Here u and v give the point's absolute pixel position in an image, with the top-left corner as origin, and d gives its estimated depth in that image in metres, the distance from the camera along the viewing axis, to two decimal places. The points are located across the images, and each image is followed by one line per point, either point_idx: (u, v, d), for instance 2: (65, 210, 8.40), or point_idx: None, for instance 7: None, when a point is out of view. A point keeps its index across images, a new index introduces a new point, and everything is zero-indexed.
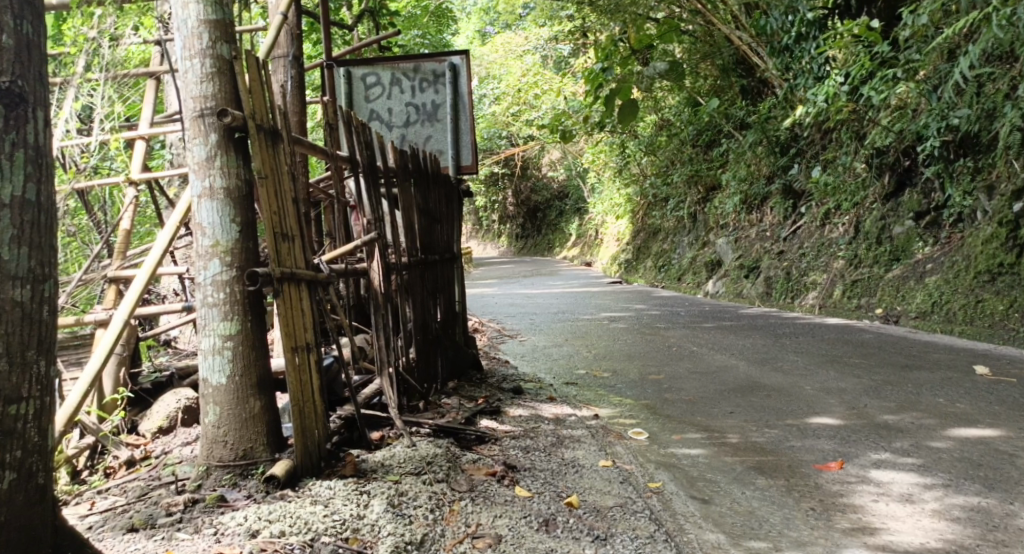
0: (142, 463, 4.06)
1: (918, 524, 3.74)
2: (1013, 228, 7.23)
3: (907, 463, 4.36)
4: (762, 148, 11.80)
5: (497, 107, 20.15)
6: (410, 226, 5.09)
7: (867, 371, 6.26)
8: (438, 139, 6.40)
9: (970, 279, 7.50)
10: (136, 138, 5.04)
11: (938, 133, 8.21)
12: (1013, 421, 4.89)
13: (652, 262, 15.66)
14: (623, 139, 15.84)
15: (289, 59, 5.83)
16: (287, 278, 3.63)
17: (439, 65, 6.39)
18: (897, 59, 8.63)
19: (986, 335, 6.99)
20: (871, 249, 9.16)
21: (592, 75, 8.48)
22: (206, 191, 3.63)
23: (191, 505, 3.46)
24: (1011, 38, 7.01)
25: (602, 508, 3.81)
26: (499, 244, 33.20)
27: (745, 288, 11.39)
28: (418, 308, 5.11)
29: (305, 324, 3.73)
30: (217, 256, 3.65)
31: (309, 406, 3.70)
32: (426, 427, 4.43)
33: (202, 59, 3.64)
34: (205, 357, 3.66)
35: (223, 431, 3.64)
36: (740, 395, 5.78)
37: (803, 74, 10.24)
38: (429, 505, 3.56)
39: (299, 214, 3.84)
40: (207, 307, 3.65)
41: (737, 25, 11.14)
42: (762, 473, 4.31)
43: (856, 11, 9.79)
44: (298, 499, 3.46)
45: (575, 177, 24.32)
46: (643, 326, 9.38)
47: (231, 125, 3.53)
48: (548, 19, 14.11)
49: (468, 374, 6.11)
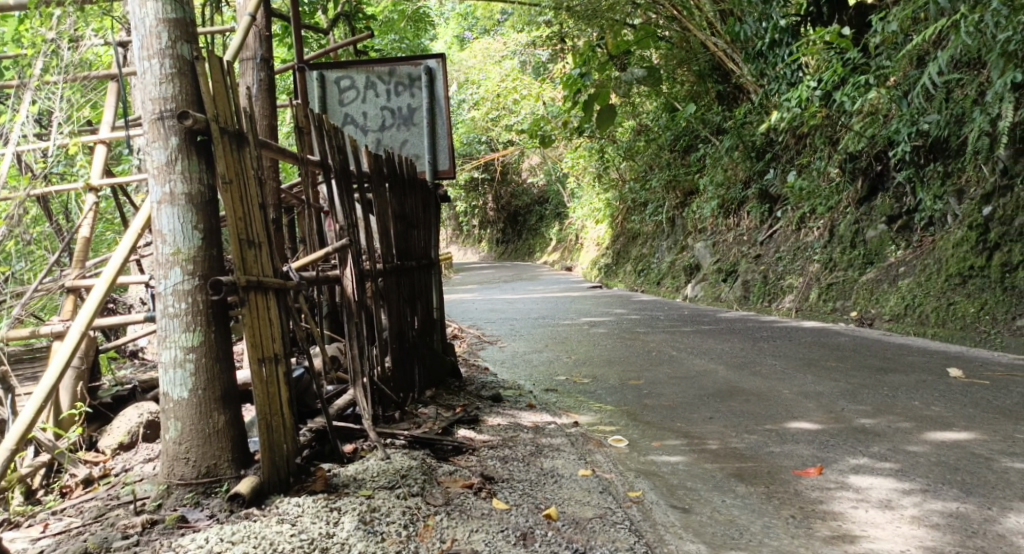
0: (101, 482, 3.93)
1: (897, 531, 3.67)
2: (984, 231, 7.25)
3: (886, 468, 4.30)
4: (738, 154, 11.77)
5: (476, 113, 20.05)
6: (385, 232, 4.99)
7: (843, 374, 6.22)
8: (414, 143, 6.31)
9: (941, 281, 7.49)
10: (96, 141, 4.83)
11: (909, 138, 8.20)
12: (989, 424, 4.84)
13: (631, 266, 15.63)
14: (601, 144, 15.77)
15: (258, 62, 5.70)
16: (253, 286, 3.52)
17: (415, 69, 6.28)
18: (869, 65, 8.64)
19: (957, 338, 6.97)
20: (846, 252, 9.15)
21: (568, 80, 8.41)
22: (166, 197, 3.52)
23: (150, 526, 3.34)
24: (979, 45, 7.02)
25: (581, 519, 3.72)
26: (480, 249, 33.10)
27: (723, 292, 11.35)
28: (394, 316, 5.00)
29: (272, 334, 3.61)
30: (178, 264, 3.52)
31: (277, 420, 3.58)
32: (401, 438, 4.32)
33: (161, 59, 3.52)
34: (165, 370, 3.53)
35: (184, 448, 3.52)
36: (719, 401, 5.71)
37: (777, 80, 10.24)
38: (402, 521, 3.46)
39: (267, 220, 3.73)
40: (168, 317, 3.53)
41: (712, 30, 11.08)
42: (742, 480, 4.24)
43: (828, 17, 9.67)
44: (264, 517, 3.34)
45: (555, 182, 24.23)
46: (622, 330, 9.32)
47: (192, 127, 3.42)
48: (525, 25, 14.02)
49: (445, 383, 5.99)
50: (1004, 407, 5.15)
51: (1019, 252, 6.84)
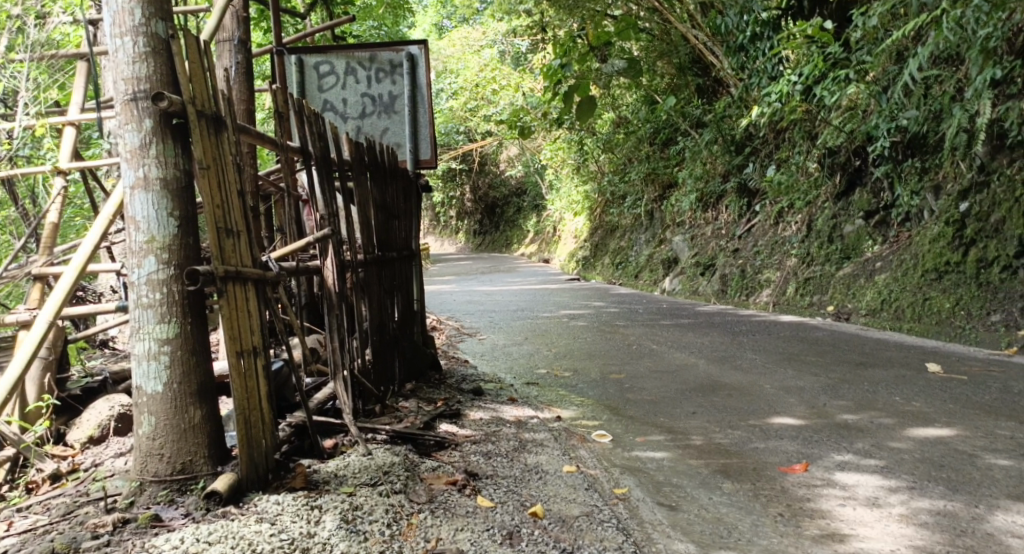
0: (69, 478, 3.80)
1: (886, 530, 3.63)
2: (960, 227, 7.24)
3: (871, 464, 4.26)
4: (717, 147, 11.73)
5: (454, 103, 19.87)
6: (366, 222, 4.87)
7: (823, 369, 6.19)
8: (395, 132, 6.19)
9: (918, 277, 7.48)
10: (64, 123, 4.55)
11: (889, 134, 8.16)
12: (970, 420, 4.82)
13: (609, 259, 15.58)
14: (580, 136, 15.67)
15: (235, 43, 5.53)
16: (231, 277, 3.40)
17: (396, 55, 6.16)
18: (849, 60, 8.60)
19: (933, 333, 6.95)
20: (823, 247, 9.14)
21: (549, 70, 8.33)
22: (139, 181, 3.38)
23: (122, 525, 3.22)
24: (958, 42, 7.00)
25: (567, 517, 3.64)
26: (456, 240, 32.93)
27: (700, 286, 11.31)
28: (374, 307, 4.89)
29: (251, 326, 3.49)
30: (152, 253, 3.39)
31: (256, 415, 3.47)
32: (383, 434, 4.21)
33: (134, 37, 3.37)
34: (138, 363, 3.40)
35: (158, 444, 3.39)
36: (701, 395, 5.65)
37: (758, 74, 10.11)
38: (386, 519, 3.36)
39: (245, 207, 3.60)
40: (142, 308, 3.39)
41: (693, 23, 11.03)
42: (728, 477, 4.17)
43: (808, 11, 9.55)
44: (242, 516, 3.23)
45: (533, 174, 24.11)
46: (602, 323, 9.24)
47: (168, 109, 3.28)
48: (505, 15, 13.88)
49: (425, 376, 5.88)
50: (984, 403, 5.13)
51: (994, 248, 6.86)
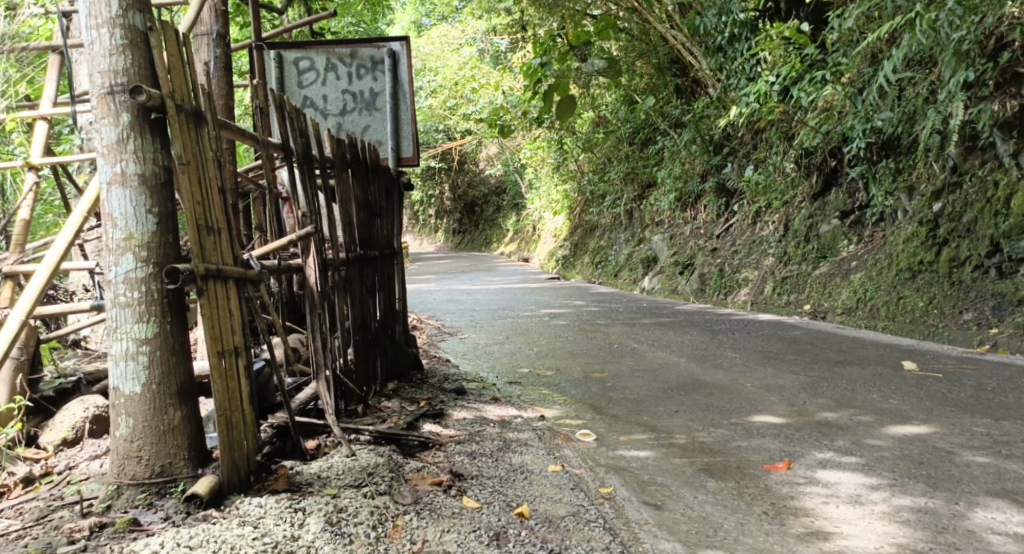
0: (42, 481, 3.71)
1: (869, 528, 3.63)
2: (934, 227, 7.28)
3: (852, 462, 4.26)
4: (695, 147, 11.74)
5: (433, 101, 19.73)
6: (348, 220, 4.81)
7: (802, 367, 6.19)
8: (377, 129, 6.13)
9: (892, 276, 7.51)
10: (36, 118, 4.42)
11: (864, 135, 8.17)
12: (947, 417, 4.83)
13: (589, 258, 15.57)
14: (560, 135, 15.64)
15: (213, 37, 5.43)
16: (212, 275, 3.33)
17: (378, 52, 6.09)
18: (825, 62, 8.62)
19: (907, 331, 6.97)
20: (800, 247, 9.19)
21: (529, 69, 8.28)
22: (117, 177, 3.31)
23: (99, 529, 3.15)
24: (931, 46, 7.04)
25: (554, 518, 3.61)
26: (436, 239, 32.82)
27: (679, 285, 11.32)
28: (356, 306, 4.83)
29: (232, 326, 3.43)
30: (130, 250, 3.32)
31: (237, 416, 3.40)
32: (366, 434, 4.16)
33: (111, 29, 3.29)
34: (115, 363, 3.33)
35: (136, 446, 3.32)
36: (683, 394, 5.64)
37: (736, 75, 10.25)
38: (371, 521, 3.31)
39: (226, 204, 3.53)
40: (119, 307, 3.32)
41: (671, 24, 11.00)
42: (712, 476, 4.16)
43: (785, 13, 9.64)
44: (223, 519, 3.17)
45: (512, 173, 24.06)
46: (583, 322, 9.22)
47: (147, 104, 3.22)
48: (485, 14, 13.82)
49: (407, 375, 5.83)
50: (961, 400, 5.15)
51: (967, 248, 6.91)
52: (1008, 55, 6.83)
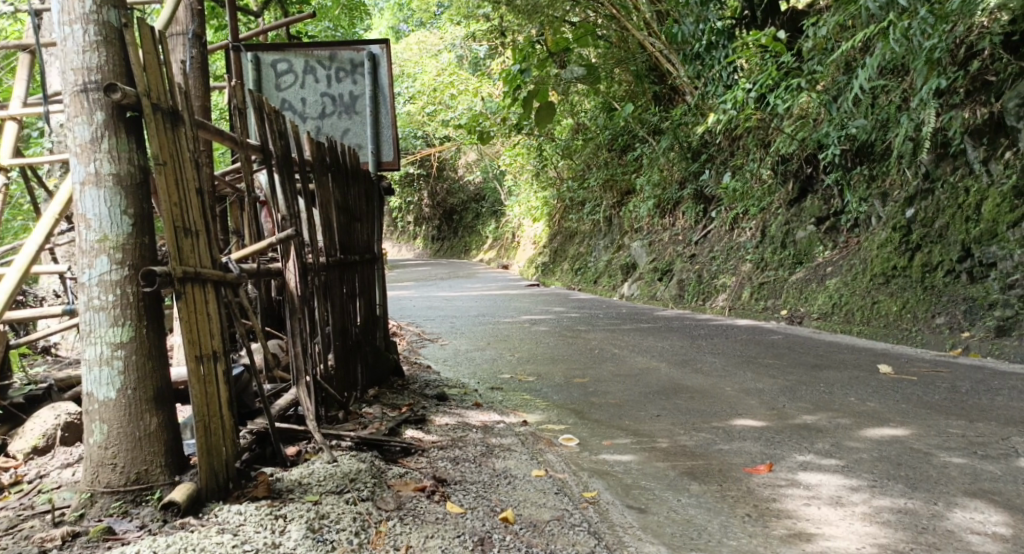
0: (12, 490, 3.60)
1: (851, 529, 3.62)
2: (906, 233, 7.32)
3: (832, 464, 4.26)
4: (674, 154, 11.76)
5: (412, 107, 19.68)
6: (329, 224, 4.77)
7: (781, 371, 6.20)
8: (356, 133, 6.08)
9: (867, 281, 7.54)
10: (6, 118, 4.31)
11: (839, 142, 8.25)
12: (923, 419, 4.85)
13: (568, 265, 15.57)
14: (539, 142, 15.63)
15: (189, 37, 5.37)
16: (190, 278, 3.28)
17: (357, 55, 6.05)
18: (801, 69, 8.65)
19: (881, 336, 6.98)
20: (777, 253, 9.22)
21: (508, 76, 8.22)
22: (90, 177, 3.24)
23: (71, 538, 3.08)
24: (904, 54, 7.11)
25: (538, 522, 3.57)
26: (415, 247, 32.70)
27: (658, 290, 11.32)
28: (337, 311, 4.78)
29: (211, 330, 3.37)
30: (105, 252, 3.25)
31: (216, 422, 3.35)
32: (348, 440, 4.10)
33: (85, 25, 3.23)
34: (89, 369, 3.26)
35: (111, 453, 3.25)
36: (664, 398, 5.62)
37: (714, 82, 10.30)
38: (354, 528, 3.26)
39: (205, 206, 3.47)
40: (93, 310, 3.24)
41: (649, 32, 10.99)
42: (695, 479, 4.13)
43: (762, 21, 9.75)
44: (202, 527, 3.11)
45: (492, 179, 24.01)
46: (564, 328, 9.19)
47: (122, 102, 3.16)
48: (463, 19, 13.78)
49: (387, 382, 5.77)
50: (937, 402, 5.17)
51: (939, 253, 6.92)
52: (977, 64, 6.92)
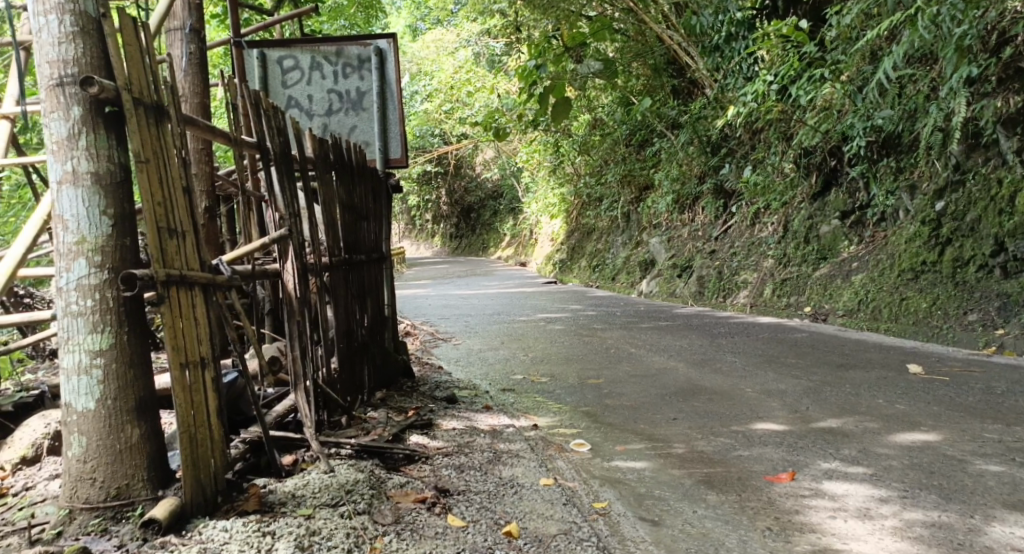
0: None
1: (880, 545, 3.43)
2: (936, 227, 7.09)
3: (859, 473, 4.06)
4: (693, 148, 11.54)
5: (428, 104, 19.50)
6: (331, 224, 4.62)
7: (804, 371, 5.99)
8: (363, 130, 5.93)
9: (895, 277, 7.31)
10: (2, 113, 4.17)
11: (864, 133, 7.99)
12: (956, 423, 4.63)
13: (586, 262, 15.36)
14: (556, 138, 15.39)
15: (187, 32, 5.28)
16: (174, 281, 3.13)
17: (364, 50, 5.89)
18: (824, 60, 8.39)
19: (910, 333, 6.74)
20: (800, 248, 9.00)
21: (523, 71, 8.03)
22: (67, 176, 3.11)
23: None
24: (932, 41, 6.85)
25: (545, 537, 3.40)
26: (433, 244, 32.60)
27: (678, 287, 11.10)
28: (341, 313, 4.63)
29: (198, 336, 3.23)
30: (82, 255, 3.12)
31: (202, 433, 3.20)
32: (348, 448, 3.97)
33: (61, 15, 3.09)
34: (68, 378, 3.13)
35: (89, 467, 3.13)
36: (682, 400, 5.44)
37: (733, 74, 9.98)
38: (346, 545, 3.11)
39: (192, 205, 3.33)
40: (71, 317, 3.12)
41: (667, 24, 10.75)
42: (712, 488, 3.95)
43: (783, 12, 9.55)
44: (183, 547, 2.98)
45: (509, 176, 23.81)
46: (580, 326, 9.01)
47: (99, 96, 3.03)
48: (478, 16, 13.58)
49: (396, 384, 5.63)
50: (970, 404, 4.95)
51: (971, 248, 6.70)
52: (1010, 51, 6.63)
